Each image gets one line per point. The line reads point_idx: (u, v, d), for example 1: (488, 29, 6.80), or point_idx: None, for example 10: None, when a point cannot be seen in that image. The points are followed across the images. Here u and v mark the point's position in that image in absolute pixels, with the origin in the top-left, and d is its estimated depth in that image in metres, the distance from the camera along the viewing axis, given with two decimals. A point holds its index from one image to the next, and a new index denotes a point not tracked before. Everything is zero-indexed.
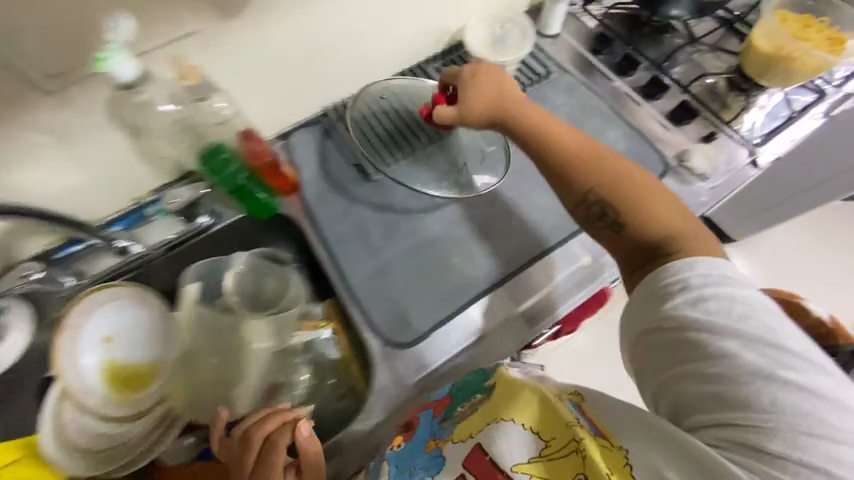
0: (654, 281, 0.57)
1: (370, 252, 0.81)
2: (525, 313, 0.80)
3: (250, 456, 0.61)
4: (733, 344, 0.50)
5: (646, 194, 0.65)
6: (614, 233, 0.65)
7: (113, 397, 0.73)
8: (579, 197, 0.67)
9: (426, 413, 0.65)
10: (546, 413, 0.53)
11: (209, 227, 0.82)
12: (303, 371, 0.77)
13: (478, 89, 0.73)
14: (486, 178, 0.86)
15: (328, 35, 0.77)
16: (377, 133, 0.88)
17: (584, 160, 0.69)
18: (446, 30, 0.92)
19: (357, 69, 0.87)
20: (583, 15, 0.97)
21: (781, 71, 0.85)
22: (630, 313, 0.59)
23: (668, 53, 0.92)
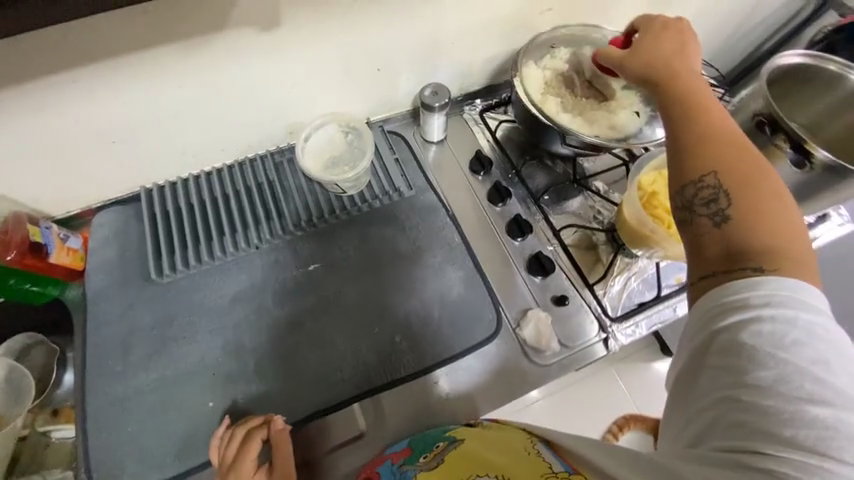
0: (723, 291, 0.41)
1: (120, 372, 0.70)
2: (340, 444, 0.70)
3: (228, 456, 0.64)
4: (785, 367, 0.36)
5: (767, 205, 0.44)
6: (713, 224, 0.45)
7: None
8: (692, 174, 0.47)
9: (387, 463, 0.62)
10: (525, 464, 0.46)
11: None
12: None
13: (662, 39, 0.58)
14: (385, 247, 0.81)
15: (107, 125, 0.68)
16: (242, 234, 0.80)
17: (737, 144, 0.47)
18: (294, 126, 0.84)
19: (152, 157, 0.77)
20: (474, 124, 0.94)
21: (648, 246, 0.75)
22: (694, 323, 0.43)
23: (552, 183, 0.88)
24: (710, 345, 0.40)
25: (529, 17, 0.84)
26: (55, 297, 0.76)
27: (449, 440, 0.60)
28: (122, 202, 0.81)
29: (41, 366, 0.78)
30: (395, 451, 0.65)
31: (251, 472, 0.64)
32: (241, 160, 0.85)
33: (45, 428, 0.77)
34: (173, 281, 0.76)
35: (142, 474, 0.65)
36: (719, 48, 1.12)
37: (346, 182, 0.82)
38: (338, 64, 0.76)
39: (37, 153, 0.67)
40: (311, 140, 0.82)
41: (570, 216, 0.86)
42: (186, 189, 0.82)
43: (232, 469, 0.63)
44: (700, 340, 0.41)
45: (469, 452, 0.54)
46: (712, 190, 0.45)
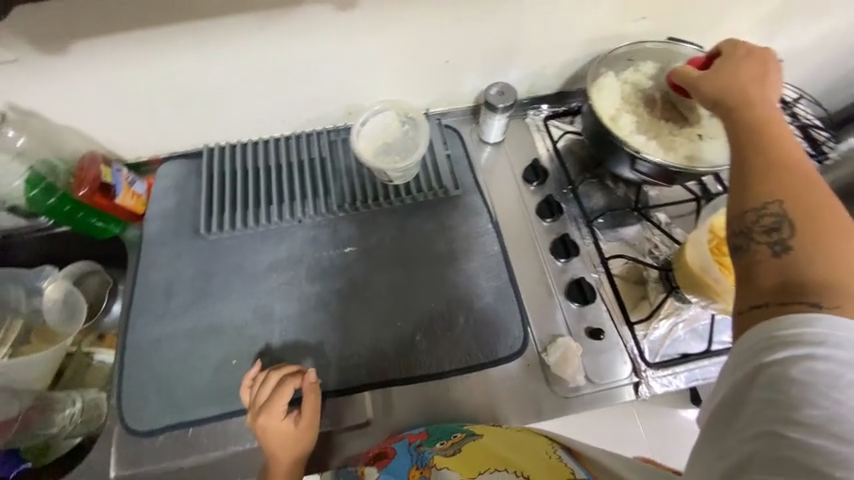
0: (775, 323, 0.38)
1: (160, 315, 0.75)
2: (346, 427, 0.70)
3: (262, 396, 0.64)
4: (841, 404, 0.33)
5: (834, 244, 0.40)
6: (772, 253, 0.41)
7: None
8: (753, 200, 0.44)
9: (402, 442, 0.64)
10: (543, 465, 0.54)
11: (52, 228, 0.81)
12: (76, 403, 0.76)
13: (745, 65, 0.55)
14: (422, 241, 0.80)
15: (183, 83, 0.72)
16: (286, 206, 0.82)
17: (811, 178, 0.43)
18: (354, 107, 0.84)
19: (218, 118, 0.80)
20: (535, 131, 0.89)
21: (705, 294, 0.68)
22: (736, 354, 0.40)
23: (608, 206, 0.83)
24: (753, 377, 0.37)
25: (614, 27, 0.78)
26: (117, 235, 0.83)
27: (466, 432, 0.63)
28: (185, 156, 0.86)
29: (94, 294, 0.87)
30: (413, 431, 0.67)
31: (281, 416, 0.63)
32: (298, 134, 0.86)
33: (89, 349, 0.85)
34: (219, 239, 0.80)
35: (160, 414, 0.68)
36: (828, 85, 0.99)
37: (395, 172, 0.81)
38: (406, 52, 0.75)
39: (118, 100, 0.72)
40: (368, 126, 0.82)
41: (622, 244, 0.80)
42: (244, 154, 0.85)
43: (264, 408, 0.63)
44: (738, 372, 0.38)
45: (485, 449, 0.58)
46: (774, 219, 0.42)
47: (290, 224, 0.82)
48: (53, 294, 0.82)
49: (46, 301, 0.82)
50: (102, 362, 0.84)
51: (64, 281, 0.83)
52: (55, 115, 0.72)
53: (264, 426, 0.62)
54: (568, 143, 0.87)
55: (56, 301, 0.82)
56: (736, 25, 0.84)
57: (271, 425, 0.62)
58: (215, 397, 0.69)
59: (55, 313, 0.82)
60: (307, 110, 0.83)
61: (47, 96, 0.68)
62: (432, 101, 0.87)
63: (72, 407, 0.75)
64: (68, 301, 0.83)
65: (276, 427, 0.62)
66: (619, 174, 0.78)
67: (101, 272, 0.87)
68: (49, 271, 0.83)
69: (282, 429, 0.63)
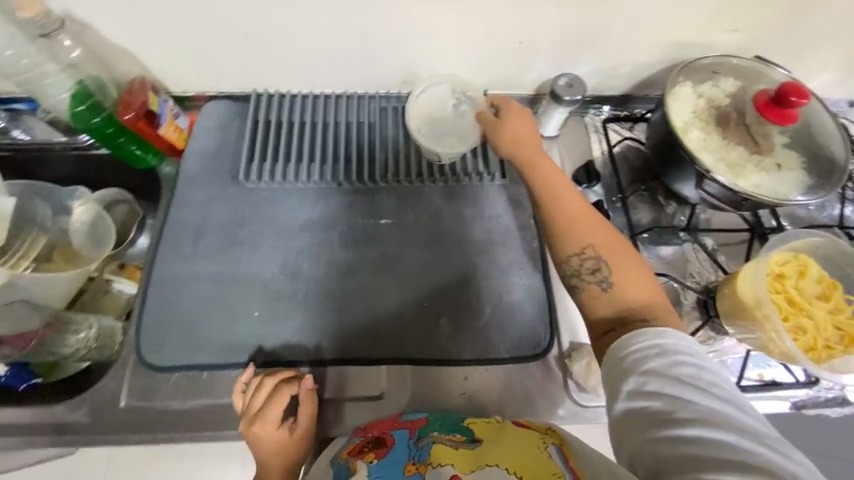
0: (628, 341, 0.52)
1: (187, 255, 0.73)
2: (357, 398, 0.69)
3: (256, 404, 0.62)
4: (702, 398, 0.47)
5: (629, 265, 0.59)
6: (600, 290, 0.58)
7: None
8: (576, 252, 0.60)
9: (403, 431, 0.61)
10: (536, 462, 0.52)
11: (89, 149, 0.80)
12: (89, 329, 0.75)
13: (514, 116, 0.70)
14: (460, 224, 0.78)
15: (245, 19, 0.69)
16: (326, 165, 0.80)
17: (590, 217, 0.62)
18: (411, 76, 0.81)
19: (272, 62, 0.77)
20: (592, 133, 0.86)
21: (747, 325, 0.66)
22: (608, 369, 0.52)
23: (655, 222, 0.80)
24: (638, 389, 0.49)
25: (702, 34, 0.74)
26: (153, 167, 0.81)
27: (466, 434, 0.60)
28: (233, 98, 0.83)
29: (121, 221, 0.85)
30: (412, 419, 0.65)
31: (276, 424, 0.61)
32: (349, 95, 0.84)
33: (110, 277, 0.83)
34: (256, 189, 0.78)
35: (178, 352, 0.67)
36: None
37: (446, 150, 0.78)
38: (479, 24, 0.72)
39: (176, 25, 0.69)
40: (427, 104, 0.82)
41: (664, 264, 0.77)
42: (292, 105, 0.83)
43: (258, 416, 0.61)
44: (615, 386, 0.50)
45: (484, 455, 0.55)
46: (591, 263, 0.59)
47: (328, 185, 0.79)
48: (84, 214, 0.81)
49: (73, 222, 0.81)
50: (122, 292, 0.83)
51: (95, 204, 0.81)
52: (110, 32, 0.69)
53: (258, 434, 0.60)
54: (624, 150, 0.84)
55: (87, 222, 0.81)
56: (827, 54, 0.79)
57: (265, 432, 0.60)
58: (233, 344, 0.68)
59: (86, 233, 0.82)
60: (364, 71, 0.80)
61: (111, 9, 0.66)
62: (493, 82, 0.83)
63: (87, 332, 0.75)
64: (99, 222, 0.82)
65: (266, 439, 0.60)
66: (678, 192, 0.74)
67: (132, 202, 0.85)
68: (79, 191, 0.81)
69: (277, 437, 0.61)
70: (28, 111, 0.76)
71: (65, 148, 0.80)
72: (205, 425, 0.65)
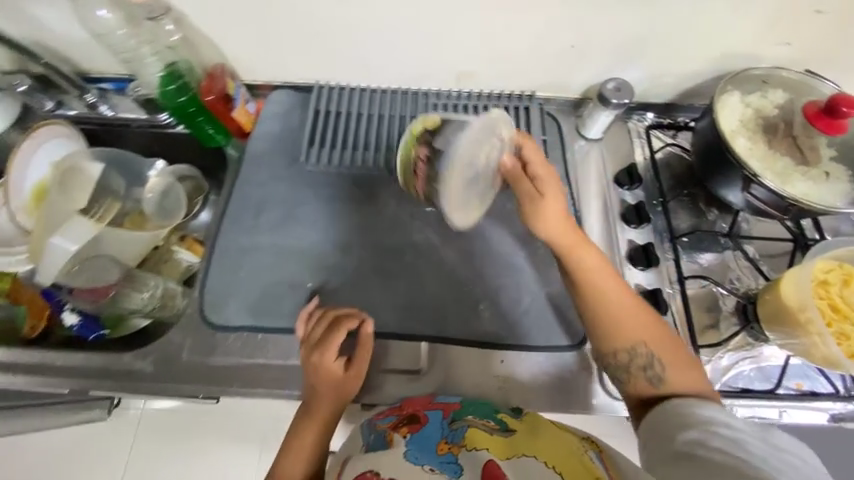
0: (681, 407, 0.59)
1: (248, 227, 0.80)
2: (397, 371, 0.72)
3: (315, 335, 0.67)
4: (768, 467, 0.51)
5: (677, 356, 0.63)
6: (651, 383, 0.62)
7: (28, 205, 0.85)
8: (628, 350, 0.64)
9: (436, 412, 0.65)
10: (580, 467, 0.55)
11: (166, 126, 0.90)
12: (152, 288, 0.81)
13: (556, 204, 0.66)
14: (504, 215, 0.81)
15: (321, 13, 0.76)
16: (379, 152, 0.85)
17: (636, 310, 0.65)
18: (463, 75, 0.86)
19: (338, 56, 0.84)
20: (635, 138, 0.88)
21: (787, 329, 0.67)
22: (668, 422, 0.58)
23: (695, 227, 0.81)
24: (700, 441, 0.54)
25: (753, 45, 0.76)
26: (221, 146, 0.88)
27: (499, 423, 0.63)
28: (296, 88, 0.90)
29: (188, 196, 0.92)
30: (445, 400, 0.68)
31: (333, 358, 0.66)
32: (404, 90, 0.89)
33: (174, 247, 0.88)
34: (313, 171, 0.84)
35: (235, 313, 0.73)
36: None
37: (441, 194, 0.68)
38: (534, 27, 0.76)
39: (260, 17, 0.77)
40: (410, 139, 0.74)
41: (702, 268, 0.78)
42: (350, 96, 0.88)
43: (318, 346, 0.66)
44: (674, 433, 0.57)
45: (522, 446, 0.59)
46: (643, 358, 0.63)
47: (379, 172, 0.84)
48: (158, 184, 0.88)
49: (147, 192, 0.88)
50: (184, 261, 0.88)
51: (167, 177, 0.89)
52: (201, 21, 0.77)
53: (316, 363, 0.66)
54: (667, 156, 0.86)
55: (159, 192, 0.88)
56: None
57: (323, 364, 0.65)
58: (286, 311, 0.73)
59: (157, 204, 0.88)
60: (421, 69, 0.85)
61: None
62: (541, 84, 0.87)
63: (150, 291, 0.80)
64: (171, 195, 0.89)
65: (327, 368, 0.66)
66: (722, 197, 0.76)
67: (201, 179, 0.93)
68: (157, 165, 0.89)
69: (331, 370, 0.66)
70: (116, 91, 0.88)
71: (146, 124, 0.90)
72: (257, 382, 0.70)
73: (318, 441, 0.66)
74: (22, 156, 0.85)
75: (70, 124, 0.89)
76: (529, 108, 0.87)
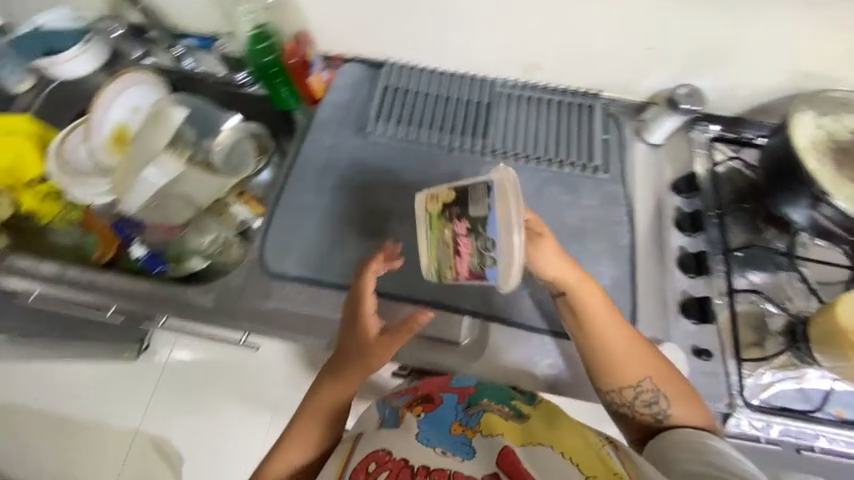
0: (684, 435, 0.62)
1: (312, 186, 0.84)
2: (436, 340, 0.75)
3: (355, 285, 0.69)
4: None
5: (682, 389, 0.66)
6: (655, 417, 0.65)
7: (110, 144, 0.93)
8: (632, 385, 0.66)
9: (450, 395, 0.67)
10: (597, 460, 0.58)
11: (242, 86, 0.95)
12: (211, 233, 0.86)
13: (554, 249, 0.67)
14: (557, 206, 0.81)
15: None
16: (441, 130, 0.87)
17: (640, 346, 0.67)
18: (533, 67, 0.88)
19: (416, 34, 0.87)
20: (699, 147, 0.87)
21: (837, 352, 0.68)
22: (673, 444, 0.63)
23: (750, 242, 0.80)
24: (701, 455, 0.59)
25: (828, 67, 0.77)
26: (289, 111, 0.93)
27: (513, 408, 0.66)
28: (367, 62, 0.93)
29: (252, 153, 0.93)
30: (460, 382, 0.69)
31: (371, 310, 0.68)
32: (472, 75, 0.91)
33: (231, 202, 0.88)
34: (376, 142, 0.87)
35: (294, 263, 0.77)
36: None
37: (497, 259, 0.61)
38: (612, 26, 0.79)
39: None
40: (432, 219, 0.66)
41: (752, 283, 0.77)
42: (418, 75, 0.91)
43: (353, 298, 0.69)
44: (678, 452, 0.61)
45: (538, 436, 0.61)
46: (647, 393, 0.65)
47: (439, 150, 0.86)
48: (228, 137, 0.91)
49: (217, 144, 0.91)
50: (239, 215, 0.88)
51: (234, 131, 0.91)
52: None
53: (353, 312, 0.69)
54: (728, 170, 0.85)
55: (227, 146, 0.91)
56: None
57: (359, 314, 0.68)
58: (339, 268, 0.77)
59: (225, 157, 0.91)
60: (492, 56, 0.88)
61: None
62: (608, 84, 0.88)
63: (209, 236, 0.86)
64: (237, 150, 0.91)
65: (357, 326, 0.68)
66: (782, 216, 0.75)
67: (268, 139, 0.94)
68: (232, 120, 0.92)
69: (368, 326, 0.68)
70: (200, 48, 0.94)
71: (224, 82, 0.96)
72: (306, 328, 0.74)
73: (334, 402, 0.70)
74: (109, 97, 0.91)
75: (155, 73, 0.95)
76: (592, 106, 0.89)
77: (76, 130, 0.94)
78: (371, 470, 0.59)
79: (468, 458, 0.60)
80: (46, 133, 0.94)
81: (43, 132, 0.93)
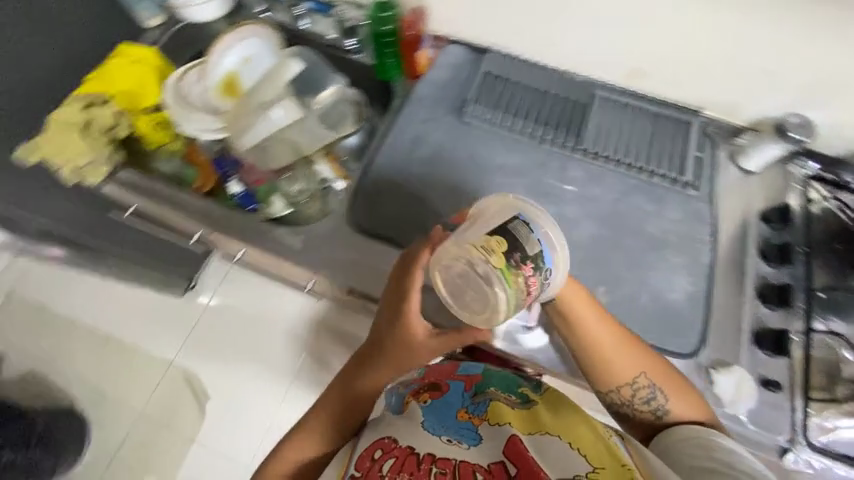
0: (696, 431, 0.61)
1: (403, 155, 0.88)
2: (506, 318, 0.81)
3: (397, 280, 0.70)
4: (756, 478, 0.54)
5: (680, 383, 0.66)
6: (654, 413, 0.65)
7: (218, 88, 0.97)
8: (627, 382, 0.66)
9: (458, 383, 0.67)
10: (605, 452, 0.55)
11: (348, 53, 1.00)
12: (298, 184, 0.88)
13: None
14: (641, 214, 0.81)
15: None
16: (534, 122, 0.89)
17: (633, 345, 0.67)
18: (637, 75, 0.89)
19: (527, 25, 0.88)
20: (796, 180, 0.85)
21: None
22: (682, 432, 0.62)
23: (838, 285, 0.77)
24: (705, 445, 0.58)
25: None
26: (387, 81, 0.98)
27: (520, 396, 0.65)
28: (471, 46, 0.95)
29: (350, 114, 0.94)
30: (468, 371, 0.69)
31: (418, 312, 0.69)
32: (573, 74, 0.92)
33: (318, 158, 0.89)
34: (470, 122, 0.89)
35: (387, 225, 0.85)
36: None
37: (553, 282, 0.61)
38: (730, 44, 0.78)
39: None
40: (504, 274, 0.55)
41: (834, 327, 0.75)
42: (519, 66, 0.93)
43: (397, 293, 0.69)
44: (682, 436, 0.61)
45: (544, 424, 0.60)
46: (642, 389, 0.66)
47: (530, 140, 0.87)
48: (332, 96, 0.94)
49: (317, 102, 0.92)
50: (323, 173, 0.88)
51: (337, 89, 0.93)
52: None
53: (392, 304, 0.70)
54: (824, 209, 0.82)
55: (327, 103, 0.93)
56: None
57: (406, 312, 0.68)
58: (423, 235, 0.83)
59: (326, 114, 0.93)
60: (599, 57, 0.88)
61: None
62: (711, 103, 0.88)
63: (295, 187, 0.88)
64: (337, 109, 0.94)
65: (403, 329, 0.69)
66: None
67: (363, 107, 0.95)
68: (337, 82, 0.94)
69: (417, 326, 0.69)
70: (318, 11, 1.00)
71: (332, 45, 1.00)
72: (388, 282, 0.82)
73: (356, 393, 0.73)
74: (228, 45, 0.97)
75: (272, 28, 1.01)
76: (690, 123, 0.89)
77: (191, 71, 0.99)
78: (378, 456, 0.59)
79: (473, 444, 0.58)
80: (166, 66, 1.01)
81: (164, 66, 1.00)
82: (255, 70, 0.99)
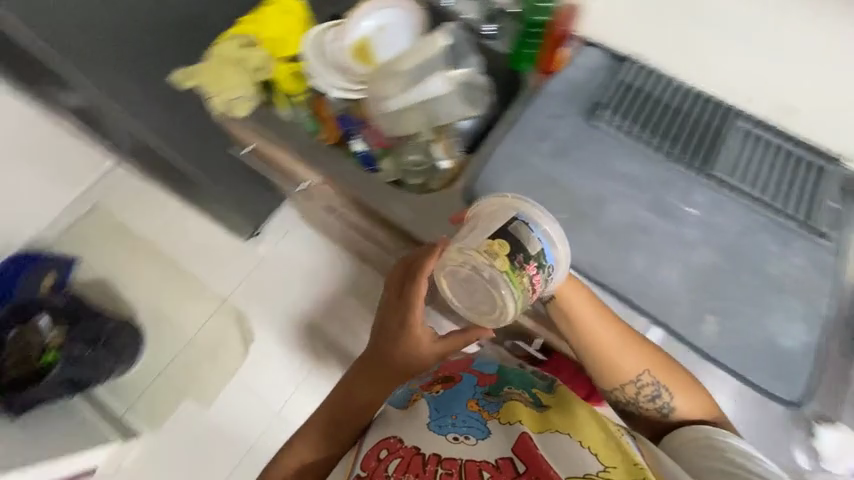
0: (697, 432, 0.65)
1: (527, 146, 0.89)
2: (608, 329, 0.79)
3: (400, 288, 0.74)
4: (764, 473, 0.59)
5: (683, 380, 0.71)
6: (660, 409, 0.70)
7: (352, 50, 0.97)
8: (632, 380, 0.70)
9: (470, 378, 0.74)
10: (615, 448, 0.59)
11: (483, 37, 0.96)
12: (412, 155, 0.92)
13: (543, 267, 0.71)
14: (763, 253, 0.79)
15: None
16: (666, 137, 0.87)
17: (637, 343, 0.71)
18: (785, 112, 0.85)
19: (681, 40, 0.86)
20: None
21: None
22: (685, 433, 0.66)
23: None
24: (711, 445, 0.63)
25: None
26: (516, 70, 0.93)
27: (533, 398, 0.70)
28: (612, 52, 0.93)
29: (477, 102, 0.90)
30: (483, 369, 0.77)
31: (421, 319, 0.73)
32: (715, 97, 0.90)
33: (434, 139, 0.90)
34: (599, 126, 0.88)
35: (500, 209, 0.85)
36: None
37: (556, 278, 0.67)
38: None
39: None
40: (509, 276, 0.61)
41: None
42: (660, 81, 0.91)
43: (400, 299, 0.73)
44: (690, 438, 0.65)
45: (553, 421, 0.64)
46: (646, 386, 0.70)
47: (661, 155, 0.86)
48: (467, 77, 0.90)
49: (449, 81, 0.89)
50: (436, 155, 0.90)
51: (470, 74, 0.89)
52: None
53: (396, 309, 0.73)
54: None
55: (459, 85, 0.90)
56: None
57: (411, 319, 0.72)
58: None
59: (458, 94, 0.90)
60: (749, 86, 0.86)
61: None
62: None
63: (410, 158, 0.92)
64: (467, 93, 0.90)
65: (409, 337, 0.72)
66: None
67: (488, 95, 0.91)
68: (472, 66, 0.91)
69: (419, 332, 0.72)
70: None
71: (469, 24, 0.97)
72: None
73: (354, 403, 0.75)
74: (369, 12, 0.98)
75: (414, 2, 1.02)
76: (828, 170, 0.85)
77: (330, 28, 0.99)
78: (383, 456, 0.63)
79: (482, 437, 0.62)
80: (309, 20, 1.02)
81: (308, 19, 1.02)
82: (388, 39, 0.99)
